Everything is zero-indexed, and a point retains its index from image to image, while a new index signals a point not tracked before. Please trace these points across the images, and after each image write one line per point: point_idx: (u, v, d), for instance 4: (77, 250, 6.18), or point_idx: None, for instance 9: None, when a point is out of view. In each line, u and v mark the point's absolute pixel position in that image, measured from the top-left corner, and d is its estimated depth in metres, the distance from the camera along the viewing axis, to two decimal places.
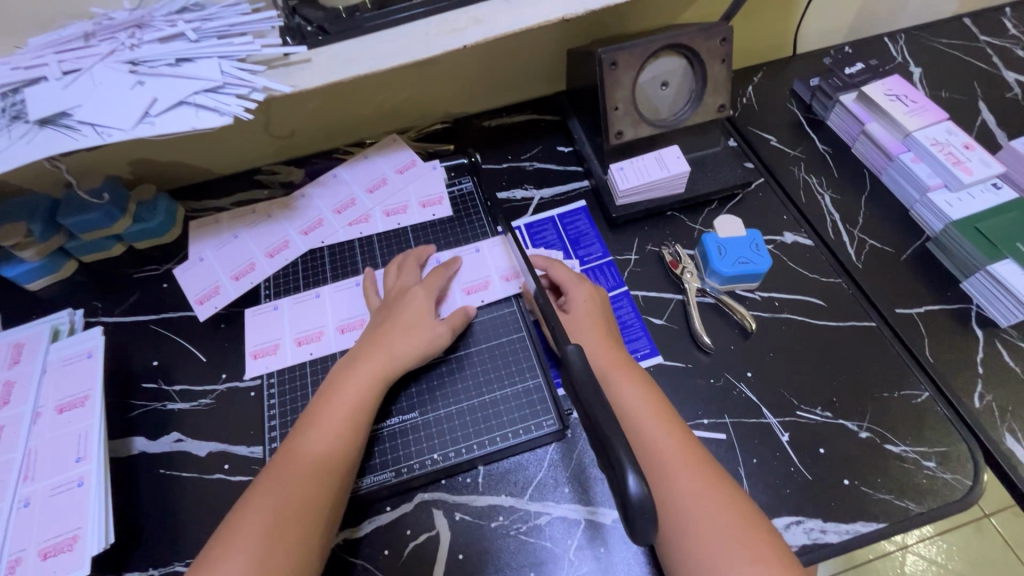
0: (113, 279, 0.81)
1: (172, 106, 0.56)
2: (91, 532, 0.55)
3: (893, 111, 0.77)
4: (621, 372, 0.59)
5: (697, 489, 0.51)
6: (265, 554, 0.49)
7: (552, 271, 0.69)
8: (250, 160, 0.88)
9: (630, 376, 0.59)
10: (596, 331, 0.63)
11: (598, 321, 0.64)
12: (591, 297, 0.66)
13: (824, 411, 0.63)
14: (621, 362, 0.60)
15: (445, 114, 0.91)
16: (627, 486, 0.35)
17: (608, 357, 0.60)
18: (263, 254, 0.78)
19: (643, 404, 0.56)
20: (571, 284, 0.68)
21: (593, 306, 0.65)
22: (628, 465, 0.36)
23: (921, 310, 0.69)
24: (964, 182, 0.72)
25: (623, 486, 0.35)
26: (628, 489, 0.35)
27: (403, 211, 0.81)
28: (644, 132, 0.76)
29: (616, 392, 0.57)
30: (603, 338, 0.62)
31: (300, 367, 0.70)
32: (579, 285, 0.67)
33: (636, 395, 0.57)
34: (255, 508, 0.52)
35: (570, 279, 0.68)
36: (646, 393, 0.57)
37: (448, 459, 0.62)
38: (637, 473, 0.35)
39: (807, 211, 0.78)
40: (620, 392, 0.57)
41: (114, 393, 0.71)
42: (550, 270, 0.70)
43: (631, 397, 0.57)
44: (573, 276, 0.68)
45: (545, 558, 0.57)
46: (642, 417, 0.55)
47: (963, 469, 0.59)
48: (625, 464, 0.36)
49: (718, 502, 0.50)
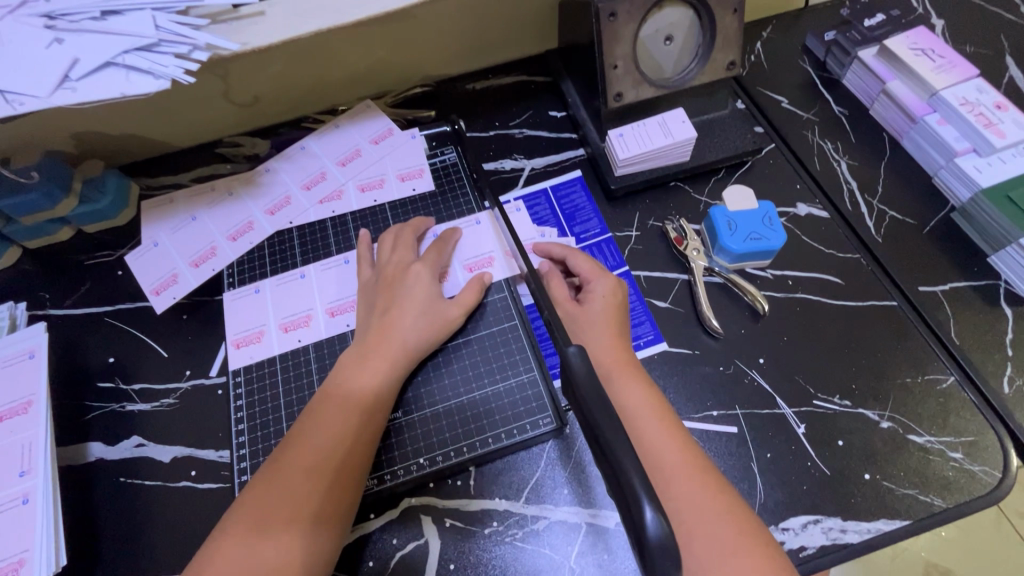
0: (61, 267, 0.73)
1: (97, 67, 0.48)
2: (39, 555, 0.51)
3: (919, 68, 0.70)
4: (624, 369, 0.54)
5: (707, 496, 0.46)
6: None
7: (576, 262, 0.62)
8: (208, 132, 0.79)
9: (630, 374, 0.54)
10: (597, 324, 0.57)
11: (600, 312, 0.58)
12: (615, 292, 0.59)
13: (843, 399, 0.59)
14: (623, 357, 0.55)
15: (424, 77, 0.82)
16: (643, 520, 0.32)
17: (608, 353, 0.55)
18: (225, 237, 0.70)
19: (644, 406, 0.51)
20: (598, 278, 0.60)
21: (614, 300, 0.59)
22: (644, 495, 0.33)
23: (945, 288, 0.64)
24: (996, 147, 0.65)
25: (639, 521, 0.32)
26: (645, 524, 0.32)
27: (379, 186, 0.73)
28: (646, 94, 0.68)
29: (617, 393, 0.52)
30: (606, 331, 0.57)
31: (270, 363, 0.64)
32: (601, 277, 0.60)
33: (638, 396, 0.52)
34: (235, 533, 0.48)
35: (593, 271, 0.61)
36: (648, 393, 0.52)
37: (436, 463, 0.57)
38: (653, 504, 0.33)
39: (822, 180, 0.72)
40: (621, 393, 0.52)
41: (67, 394, 0.65)
42: (569, 259, 0.63)
43: (631, 399, 0.52)
44: (596, 269, 0.61)
45: (543, 567, 0.53)
46: (645, 421, 0.50)
47: (992, 460, 0.55)
48: (642, 494, 0.33)
49: (729, 509, 0.46)
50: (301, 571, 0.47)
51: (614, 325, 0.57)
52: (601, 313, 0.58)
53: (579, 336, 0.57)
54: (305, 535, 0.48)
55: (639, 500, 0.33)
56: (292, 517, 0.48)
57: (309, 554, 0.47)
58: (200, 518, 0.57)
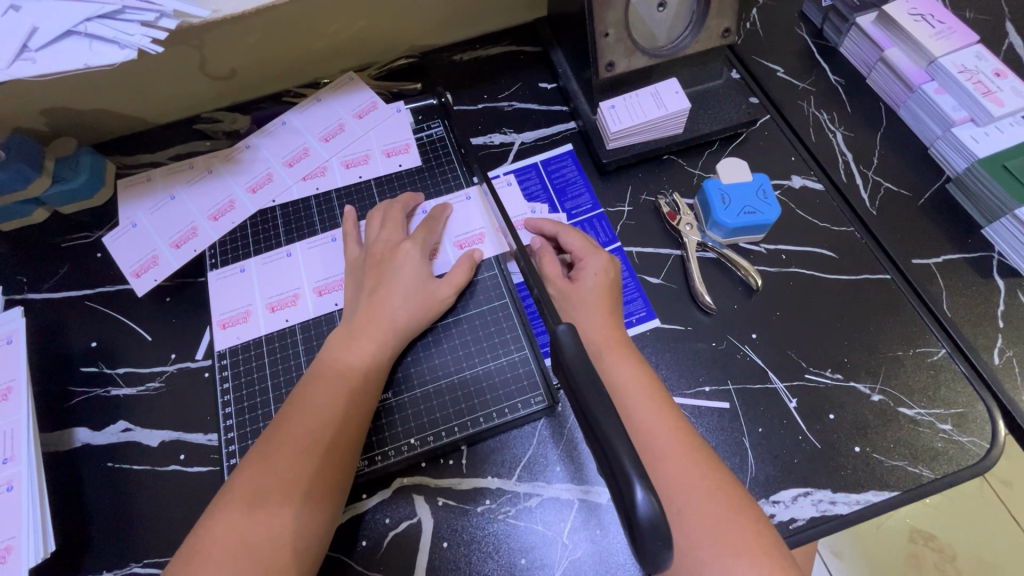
0: (36, 249, 0.70)
1: (58, 36, 0.45)
2: (27, 541, 0.51)
3: (918, 34, 0.68)
4: (615, 348, 0.53)
5: (698, 472, 0.46)
6: (250, 558, 0.45)
7: (570, 238, 0.61)
8: (185, 107, 0.76)
9: (622, 353, 0.53)
10: (590, 303, 0.56)
11: (593, 292, 0.57)
12: (609, 272, 0.58)
13: (834, 372, 0.59)
14: (614, 337, 0.54)
15: (409, 48, 0.79)
16: (634, 500, 0.32)
17: (600, 332, 0.54)
18: (205, 216, 0.68)
19: (635, 385, 0.51)
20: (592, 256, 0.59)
21: (608, 280, 0.58)
22: (635, 475, 0.32)
23: (939, 261, 0.63)
24: (994, 116, 0.64)
25: (630, 500, 0.32)
26: (635, 504, 0.32)
27: (365, 162, 0.71)
28: (638, 63, 0.66)
29: (608, 373, 0.51)
30: (598, 310, 0.56)
31: (257, 344, 0.63)
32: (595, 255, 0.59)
33: (629, 375, 0.51)
34: (222, 517, 0.47)
35: (587, 248, 0.60)
36: (639, 372, 0.52)
37: (427, 443, 0.56)
38: (644, 484, 0.32)
39: (817, 151, 0.70)
40: (612, 373, 0.51)
41: (49, 380, 0.63)
42: (561, 236, 0.61)
43: (623, 378, 0.51)
44: (591, 246, 0.60)
45: (536, 543, 0.53)
46: (635, 399, 0.50)
47: (981, 431, 0.56)
48: (632, 474, 0.32)
49: (720, 484, 0.46)
50: (291, 555, 0.46)
51: (607, 304, 0.56)
52: (594, 292, 0.57)
53: (573, 315, 0.56)
54: (295, 518, 0.47)
55: (630, 480, 0.32)
56: (282, 499, 0.48)
57: (300, 536, 0.47)
58: (190, 501, 0.57)
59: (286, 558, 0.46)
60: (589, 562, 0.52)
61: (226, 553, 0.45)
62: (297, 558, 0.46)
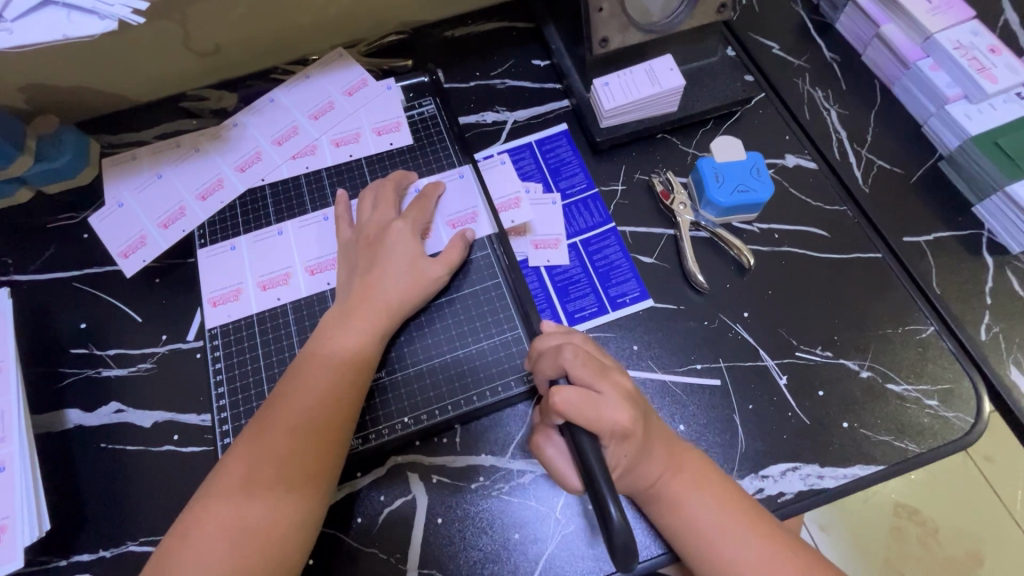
0: (21, 230, 0.69)
1: (36, 7, 0.45)
2: (21, 520, 0.51)
3: (914, 10, 0.68)
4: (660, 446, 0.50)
5: None
6: (247, 533, 0.46)
7: (563, 364, 0.49)
8: (170, 85, 0.74)
9: (690, 487, 0.49)
10: (649, 455, 0.48)
11: (642, 440, 0.48)
12: (624, 410, 0.47)
13: (824, 350, 0.59)
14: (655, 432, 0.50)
15: (399, 23, 0.78)
16: (610, 516, 0.39)
17: (671, 481, 0.49)
18: (194, 196, 0.67)
19: (715, 526, 0.47)
20: (595, 386, 0.48)
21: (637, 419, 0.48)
22: (610, 495, 0.40)
23: (930, 238, 0.64)
24: (988, 93, 0.64)
25: (606, 515, 0.40)
26: (610, 518, 0.39)
27: (355, 140, 0.70)
28: (632, 39, 0.65)
29: (683, 519, 0.48)
30: (657, 453, 0.49)
31: (248, 324, 0.62)
32: (606, 382, 0.48)
33: (710, 512, 0.48)
34: (217, 496, 0.47)
35: (588, 377, 0.48)
36: (719, 506, 0.48)
37: (420, 422, 0.57)
38: (617, 502, 0.40)
39: (811, 130, 0.70)
40: (688, 517, 0.48)
41: (39, 362, 0.63)
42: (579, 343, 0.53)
43: (704, 518, 0.48)
44: (594, 372, 0.49)
45: (530, 518, 0.54)
46: (682, 501, 0.48)
47: (966, 406, 0.57)
48: (607, 496, 0.40)
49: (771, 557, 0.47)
50: (289, 530, 0.47)
51: (672, 446, 0.50)
52: (622, 442, 0.47)
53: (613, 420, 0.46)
54: (289, 496, 0.48)
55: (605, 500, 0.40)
56: (277, 477, 0.48)
57: (296, 514, 0.48)
58: (185, 481, 0.57)
59: (283, 533, 0.47)
60: (582, 536, 0.53)
61: (224, 529, 0.46)
62: (294, 532, 0.47)
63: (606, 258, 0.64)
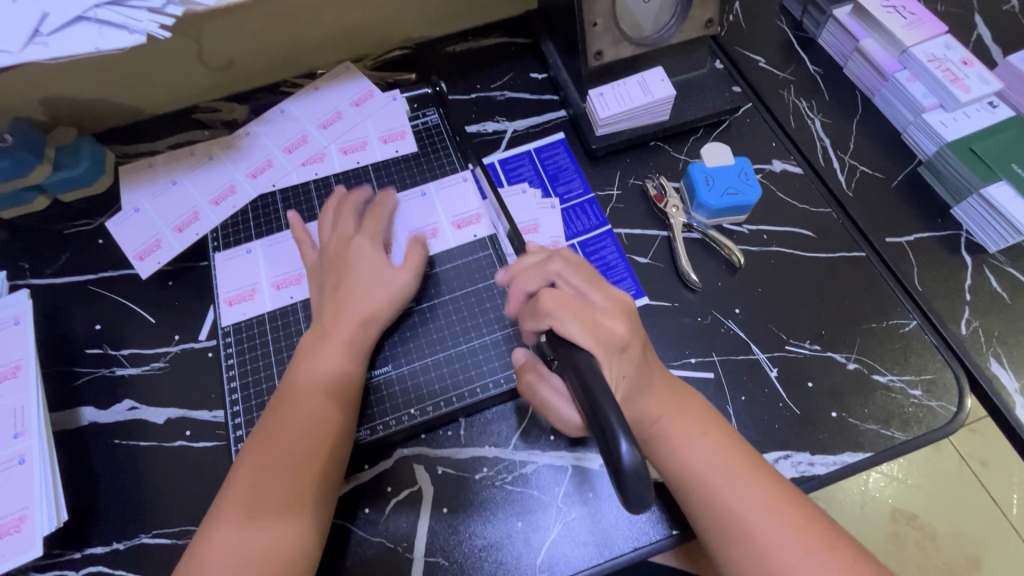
0: (40, 235, 0.72)
1: (69, 22, 0.48)
2: (39, 510, 0.53)
3: (890, 25, 0.72)
4: (667, 394, 0.53)
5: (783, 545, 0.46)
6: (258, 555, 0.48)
7: (552, 270, 0.54)
8: (184, 98, 0.78)
9: (692, 428, 0.51)
10: (651, 389, 0.52)
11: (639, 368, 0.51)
12: (619, 321, 0.50)
13: (813, 343, 0.62)
14: (665, 382, 0.53)
15: (404, 39, 0.81)
16: (619, 451, 0.39)
17: (673, 423, 0.51)
18: (207, 201, 0.70)
19: (714, 470, 0.49)
20: (588, 293, 0.52)
21: (632, 334, 0.51)
22: (621, 431, 0.40)
23: (910, 239, 0.67)
24: (961, 102, 0.68)
25: (617, 452, 0.39)
26: (621, 454, 0.39)
27: (362, 148, 0.73)
28: (626, 52, 0.69)
29: (683, 458, 0.50)
30: (660, 394, 0.52)
31: (259, 323, 0.64)
32: (597, 291, 0.52)
33: (711, 456, 0.50)
34: (219, 527, 0.49)
35: (582, 285, 0.52)
36: (721, 450, 0.50)
37: (426, 414, 0.59)
38: (629, 439, 0.39)
39: (796, 137, 0.74)
40: (688, 459, 0.50)
41: (55, 361, 0.65)
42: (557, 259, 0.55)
43: (704, 461, 0.50)
44: (586, 280, 0.53)
45: (532, 507, 0.56)
46: (684, 442, 0.51)
47: (949, 396, 0.59)
48: (619, 431, 0.40)
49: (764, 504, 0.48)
50: (298, 546, 0.49)
51: (677, 393, 0.53)
52: (620, 356, 0.49)
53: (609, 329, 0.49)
54: (312, 500, 0.51)
55: (617, 435, 0.39)
56: (278, 496, 0.50)
57: (301, 528, 0.49)
58: (196, 475, 0.59)
59: (292, 550, 0.48)
60: (582, 523, 0.55)
61: (235, 556, 0.47)
62: (303, 549, 0.49)
63: (602, 258, 0.67)
